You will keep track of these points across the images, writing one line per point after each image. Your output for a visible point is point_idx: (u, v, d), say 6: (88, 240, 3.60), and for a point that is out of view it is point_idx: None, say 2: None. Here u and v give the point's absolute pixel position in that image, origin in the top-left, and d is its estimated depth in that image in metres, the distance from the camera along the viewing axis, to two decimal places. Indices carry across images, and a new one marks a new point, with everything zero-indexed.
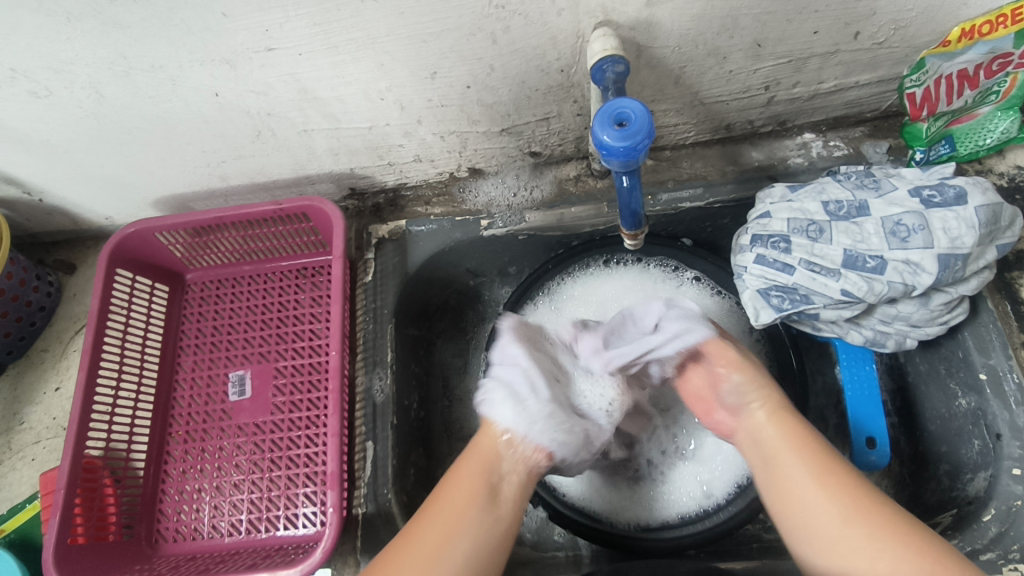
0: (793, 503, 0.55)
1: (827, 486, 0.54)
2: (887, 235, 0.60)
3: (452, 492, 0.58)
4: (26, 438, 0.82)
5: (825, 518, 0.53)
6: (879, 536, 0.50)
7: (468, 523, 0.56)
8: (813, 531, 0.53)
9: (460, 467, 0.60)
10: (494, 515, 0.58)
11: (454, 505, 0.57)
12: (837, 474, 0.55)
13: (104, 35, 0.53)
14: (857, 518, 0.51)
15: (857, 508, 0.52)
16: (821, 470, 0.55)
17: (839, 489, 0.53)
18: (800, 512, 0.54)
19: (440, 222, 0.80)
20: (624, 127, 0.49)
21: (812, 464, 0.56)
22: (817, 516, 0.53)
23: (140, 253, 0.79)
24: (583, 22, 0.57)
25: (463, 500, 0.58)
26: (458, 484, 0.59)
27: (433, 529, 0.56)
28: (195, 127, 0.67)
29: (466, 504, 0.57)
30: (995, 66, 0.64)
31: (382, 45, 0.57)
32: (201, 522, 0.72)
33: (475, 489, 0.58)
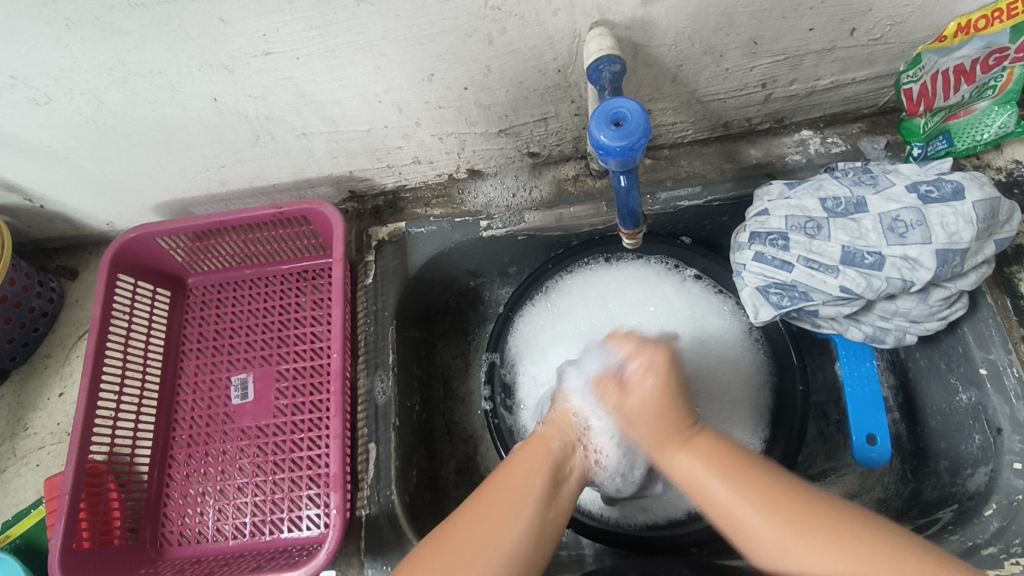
0: (718, 506, 0.52)
1: (751, 492, 0.50)
2: (885, 231, 0.61)
3: (516, 472, 0.57)
4: (30, 444, 0.82)
5: (757, 523, 0.49)
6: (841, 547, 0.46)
7: (531, 507, 0.55)
8: (757, 537, 0.49)
9: (526, 454, 0.59)
10: (555, 507, 0.56)
11: (521, 486, 0.56)
12: (770, 486, 0.51)
13: (102, 41, 0.54)
14: (802, 529, 0.48)
15: (792, 513, 0.49)
16: (741, 474, 0.52)
17: (769, 496, 0.50)
18: (733, 516, 0.50)
19: (439, 224, 0.80)
20: (621, 127, 0.49)
21: (712, 460, 0.53)
22: (748, 521, 0.50)
23: (142, 258, 0.79)
24: (579, 22, 0.57)
25: (526, 485, 0.56)
26: (522, 467, 0.58)
27: (498, 505, 0.54)
28: (194, 132, 0.67)
29: (533, 487, 0.56)
30: (992, 60, 0.64)
31: (379, 48, 0.58)
32: (205, 525, 0.73)
33: (542, 477, 0.57)
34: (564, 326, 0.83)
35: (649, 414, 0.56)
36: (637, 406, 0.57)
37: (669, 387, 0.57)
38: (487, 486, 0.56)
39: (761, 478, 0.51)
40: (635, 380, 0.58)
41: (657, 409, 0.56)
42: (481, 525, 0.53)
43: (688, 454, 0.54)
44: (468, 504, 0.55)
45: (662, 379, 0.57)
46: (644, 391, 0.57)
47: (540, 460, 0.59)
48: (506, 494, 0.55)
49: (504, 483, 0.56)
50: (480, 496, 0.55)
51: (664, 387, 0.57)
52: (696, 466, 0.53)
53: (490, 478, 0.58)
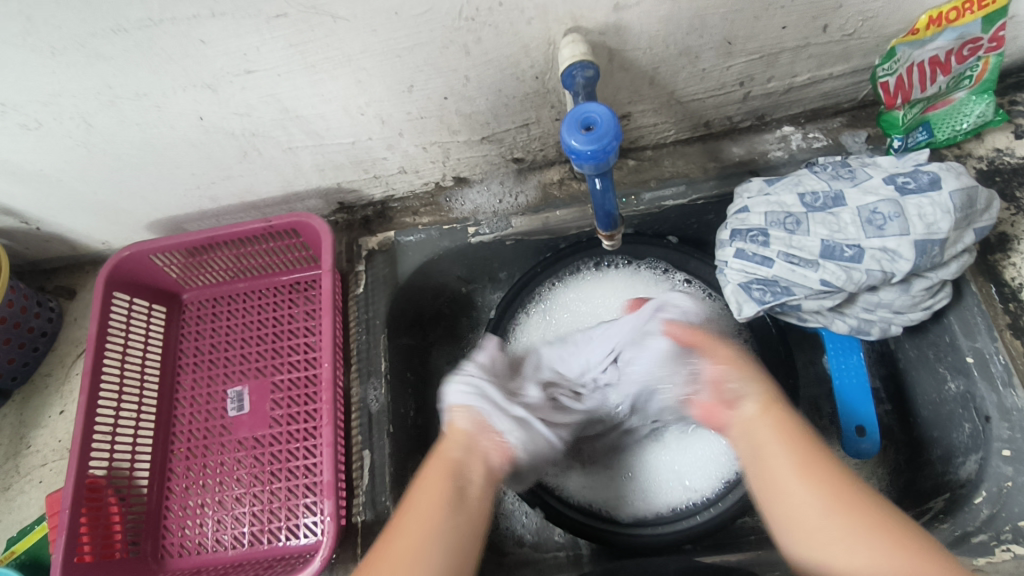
0: (779, 492, 0.51)
1: (817, 483, 0.50)
2: (863, 224, 0.61)
3: (422, 496, 0.54)
4: (33, 461, 0.84)
5: (816, 514, 0.49)
6: (887, 549, 0.46)
7: (443, 528, 0.52)
8: (804, 524, 0.49)
9: (423, 480, 0.56)
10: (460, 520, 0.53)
11: (422, 521, 0.52)
12: (829, 474, 0.50)
13: (87, 66, 0.55)
14: (856, 522, 0.47)
15: (847, 506, 0.48)
16: (820, 468, 0.51)
17: (835, 491, 0.49)
18: (788, 501, 0.50)
19: (428, 231, 0.81)
20: (592, 131, 0.50)
21: (795, 457, 0.52)
22: (804, 508, 0.49)
23: (137, 276, 0.81)
24: (553, 29, 0.58)
25: (429, 504, 0.54)
26: (424, 493, 0.54)
27: (403, 551, 0.50)
28: (182, 150, 0.68)
29: (433, 514, 0.53)
30: (966, 51, 0.64)
31: (358, 62, 0.59)
32: (205, 536, 0.74)
33: (445, 496, 0.54)
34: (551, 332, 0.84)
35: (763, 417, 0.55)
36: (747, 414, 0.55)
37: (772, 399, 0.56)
38: (393, 529, 0.53)
39: (828, 467, 0.51)
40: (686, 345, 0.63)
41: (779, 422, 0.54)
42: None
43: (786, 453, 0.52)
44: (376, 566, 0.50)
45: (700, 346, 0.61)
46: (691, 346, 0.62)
47: (439, 478, 0.55)
48: (415, 515, 0.53)
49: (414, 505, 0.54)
50: (387, 540, 0.52)
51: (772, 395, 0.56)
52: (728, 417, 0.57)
53: (400, 508, 0.55)
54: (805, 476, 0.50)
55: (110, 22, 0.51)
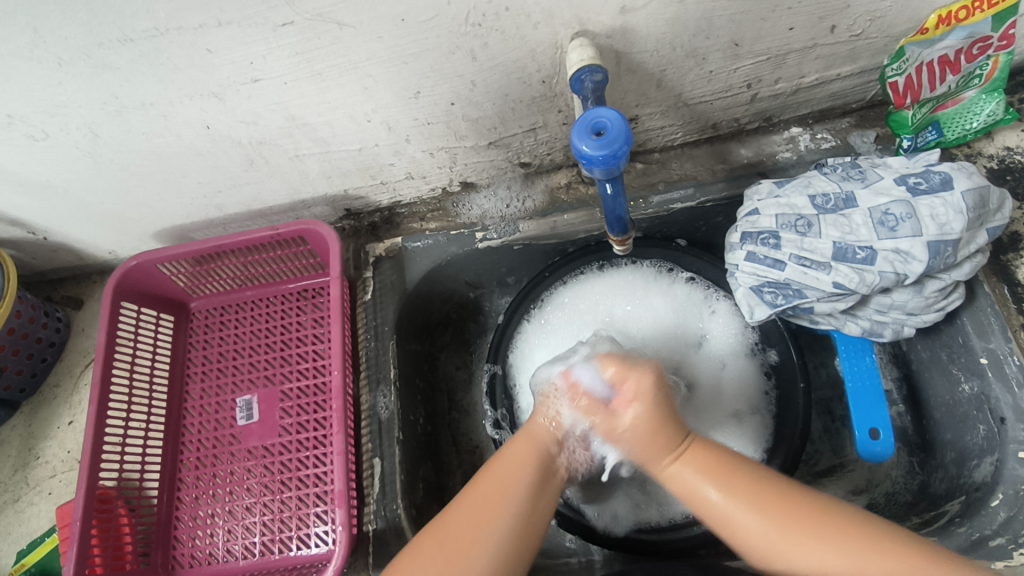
0: (714, 513, 0.53)
1: (745, 497, 0.51)
2: (875, 226, 0.61)
3: (504, 467, 0.57)
4: (42, 472, 0.83)
5: (754, 526, 0.50)
6: (824, 539, 0.48)
7: (517, 502, 0.55)
8: (744, 534, 0.51)
9: (513, 451, 0.59)
10: (537, 505, 0.56)
11: (502, 488, 0.55)
12: (763, 484, 0.52)
13: (94, 77, 0.55)
14: (786, 523, 0.49)
15: (778, 506, 0.50)
16: (729, 476, 0.53)
17: (754, 496, 0.51)
18: (726, 516, 0.52)
19: (435, 237, 0.81)
20: (601, 136, 0.50)
21: (705, 466, 0.54)
22: (741, 523, 0.51)
23: (145, 285, 0.81)
24: (560, 33, 0.57)
25: (516, 477, 0.56)
26: (508, 462, 0.58)
27: (485, 508, 0.54)
28: (189, 159, 0.68)
29: (518, 483, 0.56)
30: (976, 50, 0.64)
31: (364, 69, 0.59)
32: (215, 546, 0.73)
33: (534, 469, 0.58)
34: (554, 337, 0.83)
35: (640, 435, 0.56)
36: (627, 429, 0.57)
37: (654, 413, 0.57)
38: (474, 486, 0.56)
39: (768, 491, 0.51)
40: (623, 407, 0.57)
41: (652, 430, 0.56)
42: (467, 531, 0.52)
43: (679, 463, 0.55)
44: (451, 516, 0.54)
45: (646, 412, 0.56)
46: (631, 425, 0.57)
47: (526, 453, 0.59)
48: (497, 477, 0.56)
49: (495, 471, 0.57)
50: (466, 496, 0.55)
51: (654, 412, 0.57)
52: (693, 481, 0.54)
53: (479, 475, 0.57)
54: (731, 495, 0.52)
55: (117, 33, 0.51)
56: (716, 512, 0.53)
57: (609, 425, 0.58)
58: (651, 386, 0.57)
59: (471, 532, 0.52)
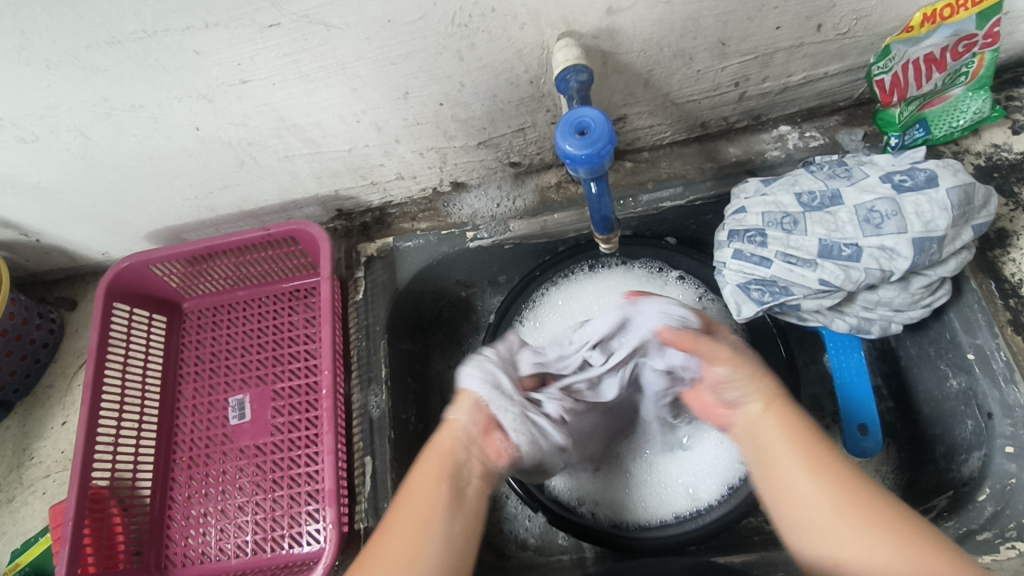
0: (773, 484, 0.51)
1: (818, 471, 0.50)
2: (860, 223, 0.61)
3: (413, 492, 0.53)
4: (36, 472, 0.84)
5: (814, 501, 0.49)
6: (877, 527, 0.46)
7: (435, 526, 0.51)
8: (800, 505, 0.49)
9: (420, 469, 0.55)
10: (460, 517, 0.53)
11: (418, 516, 0.52)
12: (834, 465, 0.50)
13: (82, 79, 0.55)
14: (847, 501, 0.48)
15: (841, 490, 0.48)
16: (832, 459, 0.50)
17: (826, 474, 0.49)
18: (781, 480, 0.51)
19: (426, 237, 0.82)
20: (585, 135, 0.50)
21: (790, 436, 0.52)
22: (799, 494, 0.49)
23: (137, 286, 0.81)
24: (546, 34, 0.58)
25: (428, 500, 0.52)
26: (417, 483, 0.53)
27: (405, 540, 0.50)
28: (180, 161, 0.69)
29: (433, 506, 0.52)
30: (962, 47, 0.64)
31: (352, 70, 0.59)
32: (208, 545, 0.74)
33: (445, 488, 0.53)
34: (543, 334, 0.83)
35: (767, 400, 0.54)
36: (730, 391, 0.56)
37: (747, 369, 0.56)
38: (393, 514, 0.53)
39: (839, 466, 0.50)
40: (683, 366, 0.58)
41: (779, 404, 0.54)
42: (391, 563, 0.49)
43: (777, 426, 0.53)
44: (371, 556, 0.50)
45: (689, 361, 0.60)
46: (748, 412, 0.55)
47: (434, 474, 0.54)
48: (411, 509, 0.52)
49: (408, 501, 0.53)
50: (383, 530, 0.52)
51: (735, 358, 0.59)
52: (775, 440, 0.52)
53: (398, 498, 0.54)
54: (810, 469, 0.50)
55: (104, 35, 0.51)
56: (781, 478, 0.51)
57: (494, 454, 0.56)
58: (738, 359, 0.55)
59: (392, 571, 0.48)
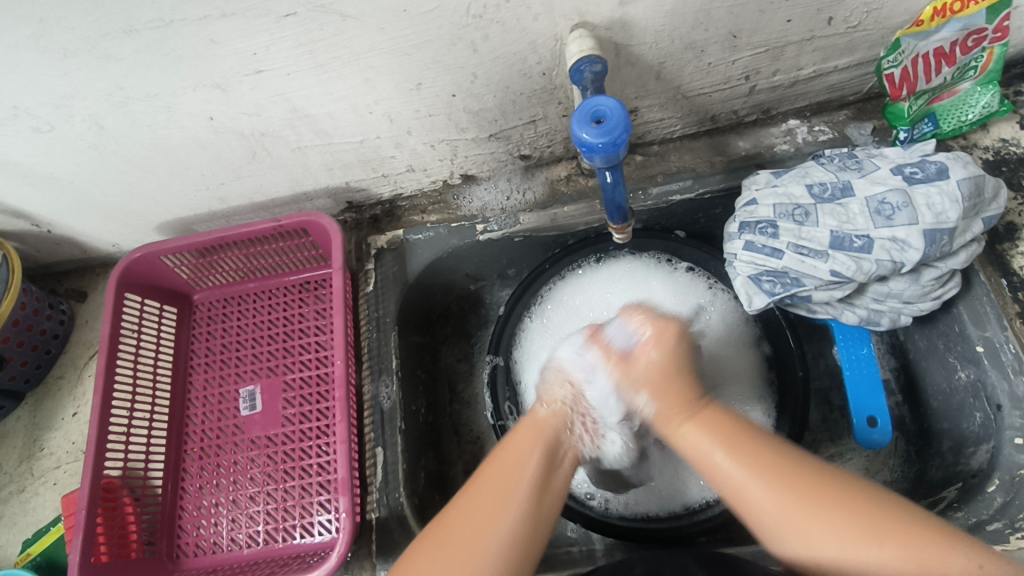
0: (726, 482, 0.51)
1: (766, 472, 0.49)
2: (871, 214, 0.62)
3: (506, 460, 0.55)
4: (47, 463, 0.84)
5: (775, 504, 0.48)
6: (838, 517, 0.46)
7: (521, 495, 0.52)
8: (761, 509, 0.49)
9: (517, 443, 0.57)
10: (545, 497, 0.54)
11: (509, 481, 0.53)
12: (793, 470, 0.49)
13: (98, 68, 0.56)
14: (806, 497, 0.47)
15: (804, 487, 0.48)
16: (750, 450, 0.51)
17: (785, 475, 0.49)
18: (744, 494, 0.49)
19: (436, 230, 0.82)
20: (602, 124, 0.50)
21: (719, 431, 0.53)
22: (758, 500, 0.49)
23: (148, 277, 0.81)
24: (560, 25, 0.58)
25: (517, 472, 0.54)
26: (509, 455, 0.55)
27: (490, 501, 0.51)
28: (192, 151, 0.69)
29: (521, 477, 0.53)
30: (971, 41, 0.65)
31: (366, 60, 0.59)
32: (220, 535, 0.74)
33: (538, 462, 0.56)
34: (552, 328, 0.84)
35: (652, 382, 0.57)
36: (642, 372, 0.58)
37: (670, 362, 0.58)
38: (477, 480, 0.54)
39: (782, 462, 0.50)
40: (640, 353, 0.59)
41: (662, 378, 0.57)
42: (468, 520, 0.50)
43: (691, 425, 0.55)
44: (455, 514, 0.51)
45: (664, 354, 0.58)
46: (650, 365, 0.58)
47: (528, 447, 0.56)
48: (497, 476, 0.53)
49: (493, 471, 0.54)
50: (461, 496, 0.52)
51: (670, 358, 0.58)
52: (703, 441, 0.53)
53: (480, 467, 0.55)
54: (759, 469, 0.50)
55: (122, 24, 0.51)
56: (732, 486, 0.50)
57: (625, 370, 0.59)
58: (667, 331, 0.59)
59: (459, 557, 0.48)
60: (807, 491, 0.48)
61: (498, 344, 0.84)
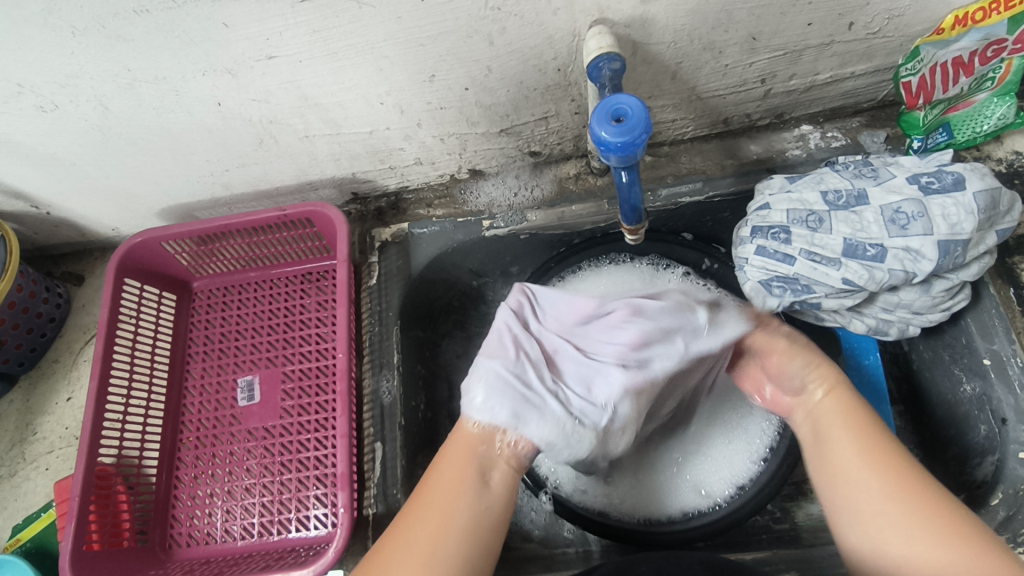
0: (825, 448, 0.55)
1: (861, 447, 0.53)
2: (886, 223, 0.61)
3: (442, 483, 0.55)
4: (39, 448, 0.83)
5: (859, 481, 0.52)
6: (912, 513, 0.48)
7: (462, 504, 0.54)
8: (848, 494, 0.52)
9: (445, 462, 0.56)
10: (487, 498, 0.55)
11: (445, 496, 0.54)
12: (894, 465, 0.51)
13: (107, 48, 0.54)
14: (895, 493, 0.50)
15: (891, 475, 0.51)
16: (861, 427, 0.55)
17: (875, 459, 0.52)
18: (835, 460, 0.54)
19: (442, 225, 0.81)
20: (622, 123, 0.50)
21: (835, 410, 0.57)
22: (845, 468, 0.53)
23: (147, 262, 0.80)
24: (579, 21, 0.57)
25: (453, 492, 0.54)
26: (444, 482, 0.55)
27: (428, 518, 0.53)
28: (198, 136, 0.68)
29: (459, 492, 0.54)
30: (990, 52, 0.64)
31: (380, 49, 0.58)
32: (213, 526, 0.73)
33: (468, 479, 0.55)
34: None
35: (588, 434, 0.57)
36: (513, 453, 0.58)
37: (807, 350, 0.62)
38: (414, 510, 0.54)
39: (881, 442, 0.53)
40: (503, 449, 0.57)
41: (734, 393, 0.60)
42: (408, 554, 0.50)
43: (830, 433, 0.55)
44: (393, 557, 0.51)
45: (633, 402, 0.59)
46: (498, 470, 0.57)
47: (452, 475, 0.55)
48: (432, 504, 0.54)
49: (431, 495, 0.54)
50: (405, 526, 0.53)
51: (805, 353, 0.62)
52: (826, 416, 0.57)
53: (415, 500, 0.55)
54: (861, 456, 0.53)
55: (133, 3, 0.50)
56: (831, 458, 0.54)
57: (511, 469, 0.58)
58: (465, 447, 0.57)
59: (410, 565, 0.50)
60: (895, 489, 0.50)
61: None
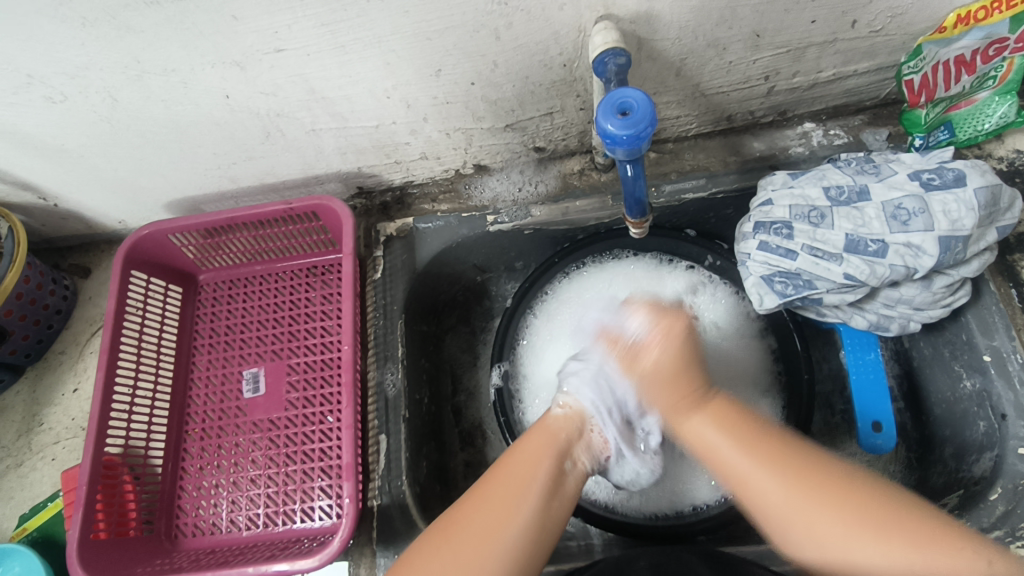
0: (731, 473, 0.54)
1: (756, 459, 0.53)
2: (887, 219, 0.62)
3: (519, 468, 0.57)
4: (45, 439, 0.83)
5: (786, 497, 0.50)
6: (859, 520, 0.48)
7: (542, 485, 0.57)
8: (785, 516, 0.50)
9: (532, 444, 0.60)
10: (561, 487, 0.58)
11: (529, 473, 0.57)
12: (824, 479, 0.50)
13: (117, 39, 0.55)
14: (842, 505, 0.48)
15: (815, 490, 0.50)
16: (755, 443, 0.54)
17: (796, 479, 0.51)
18: (746, 480, 0.53)
19: (447, 219, 0.81)
20: (627, 117, 0.50)
21: (724, 426, 0.56)
22: (759, 486, 0.52)
23: (154, 255, 0.80)
24: (585, 16, 0.58)
25: (532, 472, 0.57)
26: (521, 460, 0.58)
27: (502, 496, 0.55)
28: (205, 129, 0.68)
29: (538, 472, 0.57)
30: (992, 51, 0.64)
31: (388, 43, 0.59)
32: (219, 517, 0.74)
33: (550, 460, 0.59)
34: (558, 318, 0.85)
35: (663, 378, 0.60)
36: (649, 369, 0.61)
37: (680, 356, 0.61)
38: (493, 478, 0.57)
39: (780, 454, 0.53)
40: (649, 344, 0.62)
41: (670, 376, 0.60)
42: (486, 513, 0.54)
43: (701, 417, 0.58)
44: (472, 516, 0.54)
45: (672, 348, 0.61)
46: (659, 359, 0.61)
47: (540, 453, 0.59)
48: (514, 475, 0.57)
49: (512, 469, 0.57)
50: (481, 494, 0.55)
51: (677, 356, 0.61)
52: (710, 436, 0.56)
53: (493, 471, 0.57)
54: (785, 478, 0.51)
55: None
56: (738, 477, 0.53)
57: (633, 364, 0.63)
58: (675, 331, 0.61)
59: (487, 522, 0.53)
60: (835, 494, 0.49)
61: (500, 352, 0.84)
